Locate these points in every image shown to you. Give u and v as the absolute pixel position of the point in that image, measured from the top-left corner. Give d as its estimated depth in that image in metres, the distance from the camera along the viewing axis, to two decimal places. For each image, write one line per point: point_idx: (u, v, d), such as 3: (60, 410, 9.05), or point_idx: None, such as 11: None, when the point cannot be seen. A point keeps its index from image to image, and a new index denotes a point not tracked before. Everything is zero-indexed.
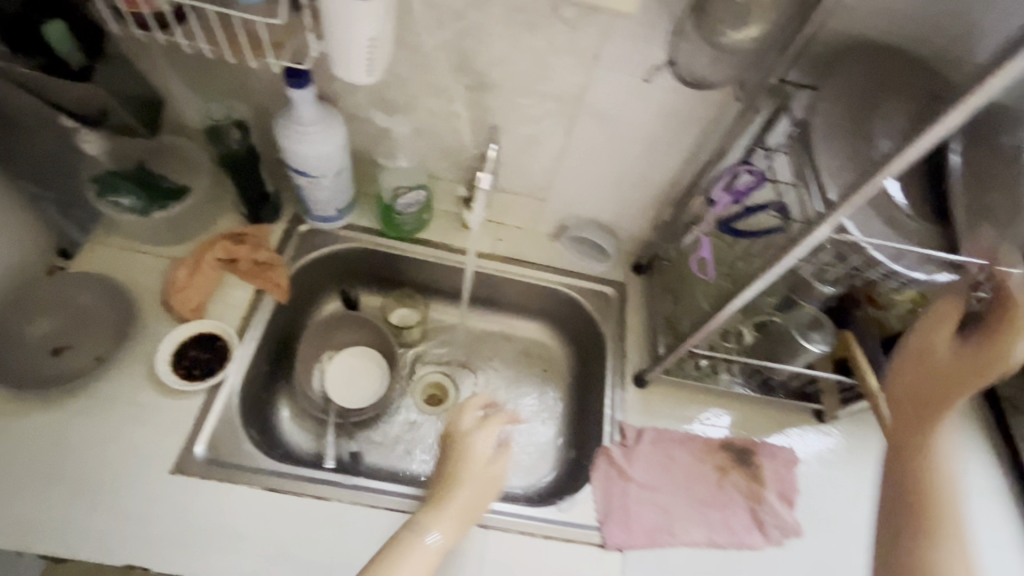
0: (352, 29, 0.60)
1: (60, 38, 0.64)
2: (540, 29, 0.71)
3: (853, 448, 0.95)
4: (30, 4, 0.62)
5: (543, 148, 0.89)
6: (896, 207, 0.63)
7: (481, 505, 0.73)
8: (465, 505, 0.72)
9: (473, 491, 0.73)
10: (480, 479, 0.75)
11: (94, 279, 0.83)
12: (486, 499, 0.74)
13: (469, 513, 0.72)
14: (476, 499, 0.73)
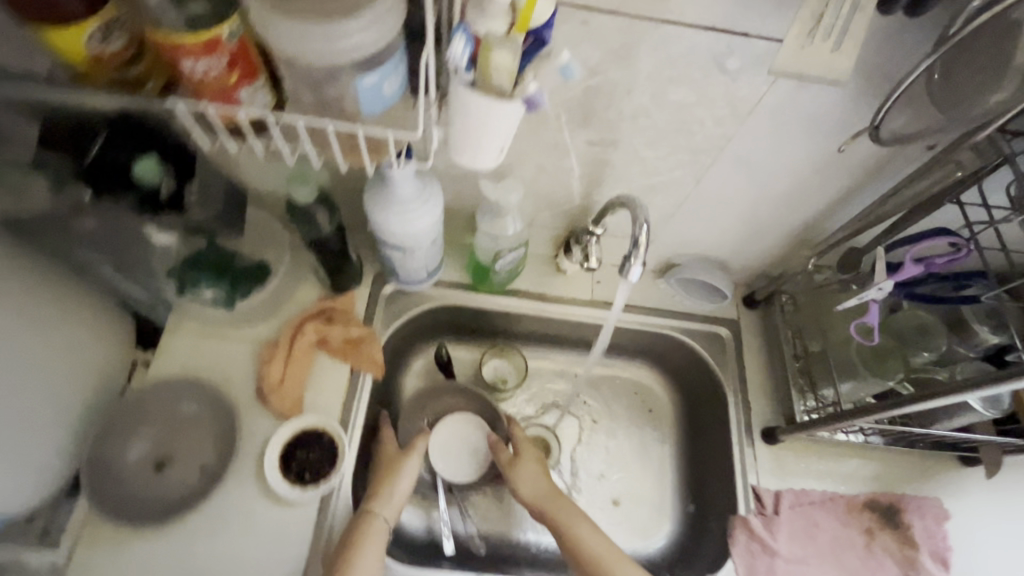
0: (494, 126, 0.49)
1: (150, 175, 0.59)
2: (694, 81, 0.58)
3: (1005, 496, 0.87)
4: (116, 142, 0.57)
5: (663, 195, 0.78)
6: None
7: (395, 493, 0.78)
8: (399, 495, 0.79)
9: (398, 485, 0.79)
10: (397, 478, 0.80)
11: (190, 385, 0.79)
12: (401, 489, 0.79)
13: (396, 501, 0.78)
14: (400, 490, 0.79)
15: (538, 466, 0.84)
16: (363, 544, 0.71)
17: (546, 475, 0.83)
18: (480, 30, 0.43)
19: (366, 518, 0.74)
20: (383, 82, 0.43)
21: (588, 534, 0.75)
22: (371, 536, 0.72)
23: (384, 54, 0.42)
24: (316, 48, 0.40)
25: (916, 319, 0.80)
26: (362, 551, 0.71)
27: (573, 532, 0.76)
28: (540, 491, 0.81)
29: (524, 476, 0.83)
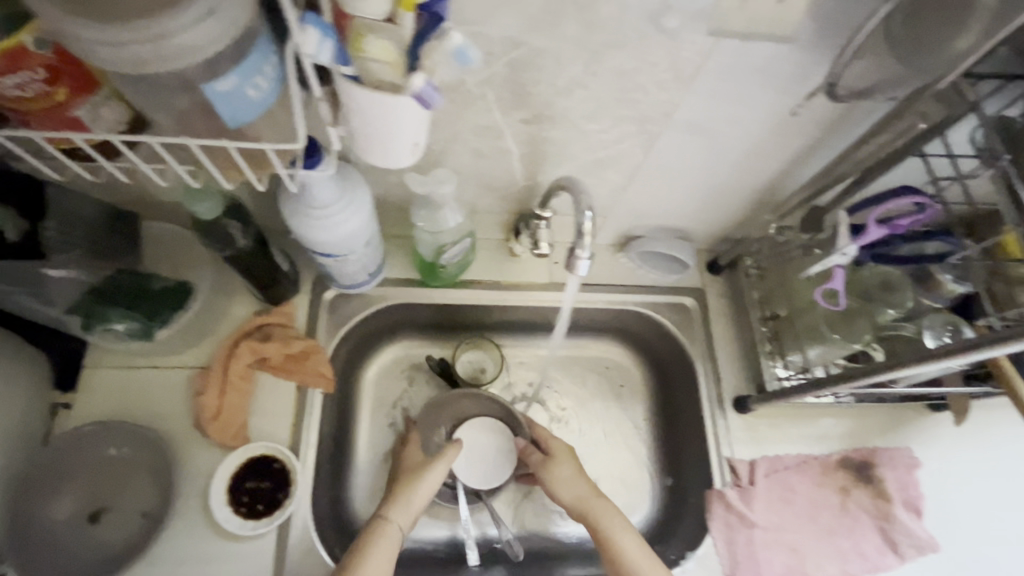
0: (399, 123, 0.42)
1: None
2: (630, 45, 0.51)
3: (975, 439, 0.88)
4: None
5: (613, 169, 0.72)
6: None
7: (412, 499, 0.73)
8: (417, 503, 0.74)
9: (417, 491, 0.74)
10: (417, 484, 0.75)
11: (116, 428, 0.71)
12: (422, 495, 0.74)
13: (411, 509, 0.73)
14: (416, 498, 0.74)
15: (573, 467, 0.79)
16: (369, 550, 0.67)
17: (583, 480, 0.78)
18: (359, 12, 0.37)
19: (380, 527, 0.69)
20: (247, 82, 0.35)
21: (628, 542, 0.71)
22: (378, 541, 0.68)
23: (240, 50, 0.34)
24: (151, 55, 0.32)
25: (881, 275, 0.76)
26: (371, 559, 0.66)
27: (614, 541, 0.71)
28: (580, 492, 0.77)
29: (558, 475, 0.79)
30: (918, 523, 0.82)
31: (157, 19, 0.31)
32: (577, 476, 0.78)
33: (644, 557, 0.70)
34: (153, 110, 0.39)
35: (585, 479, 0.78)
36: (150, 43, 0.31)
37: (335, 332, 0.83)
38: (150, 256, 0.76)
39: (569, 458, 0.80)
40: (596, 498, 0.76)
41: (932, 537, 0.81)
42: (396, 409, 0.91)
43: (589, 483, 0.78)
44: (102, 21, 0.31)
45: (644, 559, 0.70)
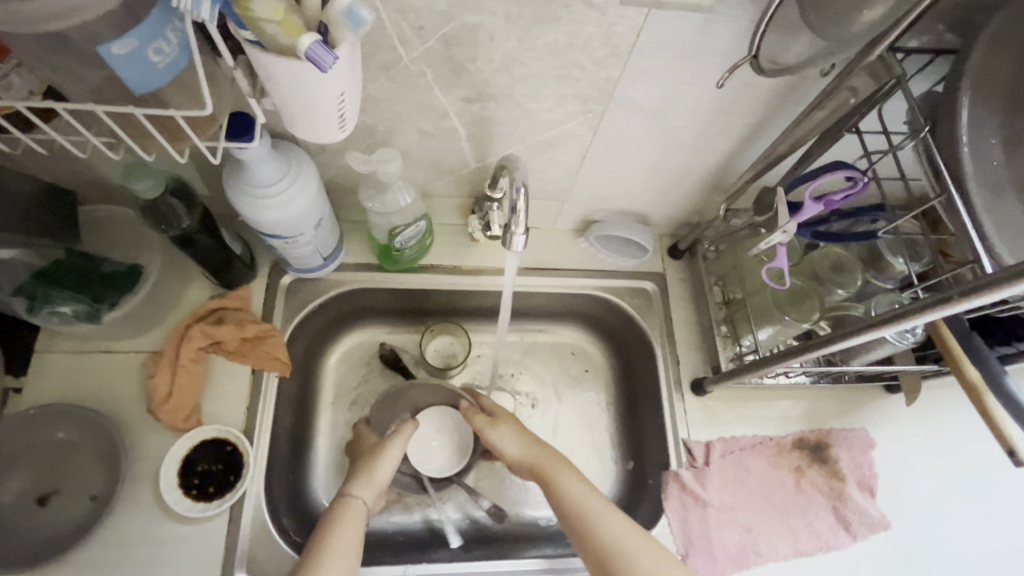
0: (318, 94, 0.42)
1: None
2: (560, 20, 0.52)
3: (928, 419, 0.89)
4: None
5: (564, 151, 0.72)
6: None
7: (375, 477, 0.73)
8: (380, 481, 0.74)
9: (379, 469, 0.74)
10: (376, 464, 0.75)
11: (65, 411, 0.71)
12: (381, 473, 0.74)
13: (375, 485, 0.73)
14: (381, 476, 0.74)
15: (513, 427, 0.78)
16: (336, 525, 0.66)
17: (524, 436, 0.76)
18: None
19: (344, 502, 0.69)
20: (146, 45, 0.35)
21: (570, 484, 0.68)
22: (345, 517, 0.67)
23: (139, 13, 0.34)
24: (42, 12, 0.32)
25: (832, 256, 0.78)
26: (336, 532, 0.65)
27: (556, 486, 0.69)
28: (524, 448, 0.74)
29: (501, 435, 0.77)
30: (869, 502, 0.83)
31: None
32: (519, 434, 0.76)
33: (582, 494, 0.67)
34: (62, 79, 0.39)
35: (530, 434, 0.76)
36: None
37: (291, 316, 0.83)
38: (102, 242, 0.75)
39: (512, 419, 0.80)
40: (540, 450, 0.73)
41: (883, 516, 0.82)
42: (357, 394, 0.91)
43: (532, 437, 0.76)
44: None
45: (585, 498, 0.67)
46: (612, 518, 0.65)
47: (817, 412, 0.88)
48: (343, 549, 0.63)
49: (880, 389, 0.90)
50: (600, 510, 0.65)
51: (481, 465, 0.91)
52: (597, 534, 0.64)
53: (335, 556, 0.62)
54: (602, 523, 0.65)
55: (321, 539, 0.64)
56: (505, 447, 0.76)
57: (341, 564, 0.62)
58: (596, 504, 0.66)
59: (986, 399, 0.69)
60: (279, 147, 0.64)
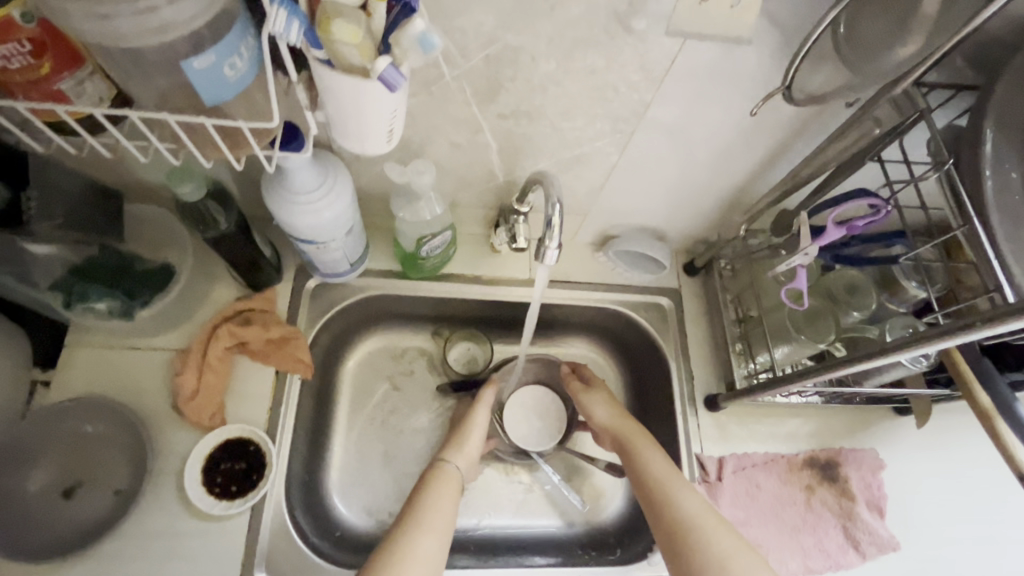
0: (372, 110, 0.43)
1: None
2: (598, 44, 0.54)
3: (936, 441, 0.90)
4: None
5: (591, 167, 0.74)
6: None
7: (466, 447, 0.81)
8: (472, 450, 0.81)
9: (473, 438, 0.82)
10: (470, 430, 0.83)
11: (94, 406, 0.72)
12: (473, 441, 0.82)
13: (466, 454, 0.80)
14: (473, 445, 0.82)
15: (607, 396, 0.85)
16: (432, 484, 0.74)
17: (615, 409, 0.83)
18: None
19: (441, 466, 0.77)
20: (223, 61, 0.36)
21: (652, 458, 0.75)
22: (440, 478, 0.75)
23: (221, 31, 0.37)
24: (136, 28, 0.34)
25: (847, 278, 0.79)
26: (432, 493, 0.72)
27: (639, 459, 0.76)
28: (615, 416, 0.82)
29: (596, 402, 0.85)
30: (879, 522, 0.84)
31: None
32: (611, 404, 0.84)
33: (662, 470, 0.73)
34: (137, 88, 0.40)
35: (621, 408, 0.84)
36: (134, 14, 0.34)
37: (315, 319, 0.85)
38: (136, 240, 0.77)
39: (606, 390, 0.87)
40: (625, 424, 0.81)
41: (892, 536, 0.83)
42: (374, 399, 0.92)
43: (622, 410, 0.83)
44: None
45: (665, 472, 0.73)
46: (688, 492, 0.70)
47: (827, 431, 0.89)
48: (440, 506, 0.70)
49: (889, 411, 0.91)
50: (678, 486, 0.71)
51: (496, 471, 0.92)
52: (675, 504, 0.69)
53: (432, 512, 0.69)
54: (679, 494, 0.70)
55: (419, 497, 0.71)
56: (597, 411, 0.84)
57: (438, 518, 0.69)
58: (676, 480, 0.71)
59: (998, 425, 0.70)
60: (318, 155, 0.65)
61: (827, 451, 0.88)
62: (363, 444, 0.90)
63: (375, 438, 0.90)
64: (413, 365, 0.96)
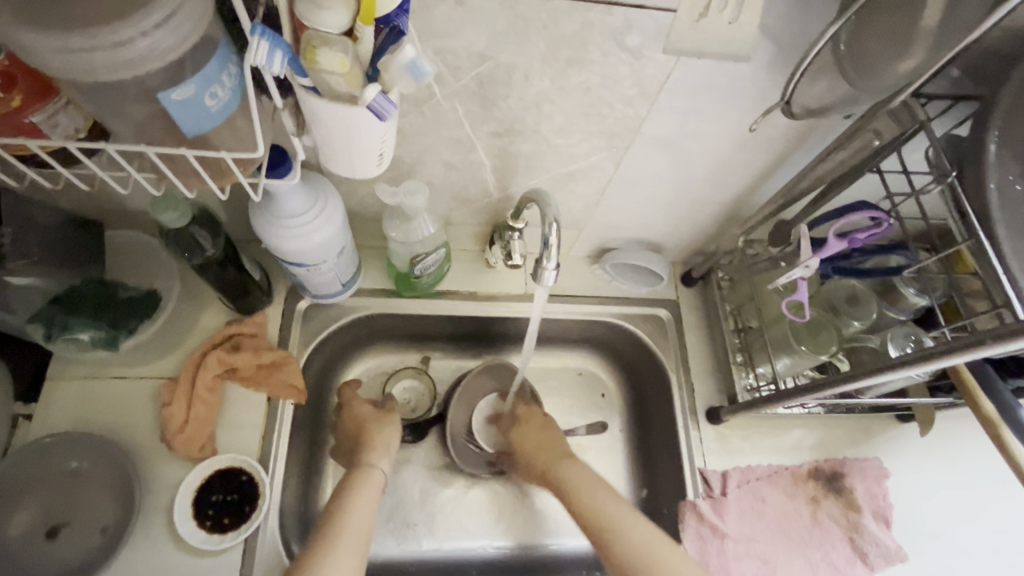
0: (360, 135, 0.41)
1: None
2: (593, 62, 0.53)
3: (941, 447, 0.90)
4: None
5: (585, 182, 0.73)
6: None
7: (389, 446, 0.78)
8: (389, 452, 0.78)
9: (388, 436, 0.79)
10: (383, 431, 0.80)
11: (77, 440, 0.69)
12: (390, 441, 0.79)
13: (388, 456, 0.77)
14: (391, 445, 0.79)
15: (539, 424, 0.86)
16: (354, 490, 0.70)
17: (549, 444, 0.83)
18: (314, 24, 0.35)
19: (364, 470, 0.73)
20: (203, 91, 0.35)
21: (599, 494, 0.73)
22: (361, 483, 0.71)
23: (201, 62, 0.35)
24: (110, 63, 0.32)
25: (847, 288, 0.79)
26: (352, 501, 0.68)
27: (579, 491, 0.74)
28: (547, 448, 0.83)
29: (525, 429, 0.86)
30: (886, 533, 0.83)
31: (117, 26, 0.32)
32: (546, 435, 0.84)
33: (604, 503, 0.72)
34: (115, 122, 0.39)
35: (552, 434, 0.84)
36: (107, 49, 0.32)
37: (307, 342, 0.82)
38: (119, 267, 0.74)
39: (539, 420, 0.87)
40: (558, 455, 0.81)
41: (900, 547, 0.82)
42: None
43: (554, 438, 0.84)
44: (55, 29, 0.31)
45: (612, 507, 0.71)
46: (645, 528, 0.68)
47: (830, 441, 0.88)
48: (360, 514, 0.67)
49: (892, 418, 0.90)
50: (628, 521, 0.69)
51: (494, 489, 0.91)
52: (625, 540, 0.67)
53: (352, 522, 0.65)
54: (624, 530, 0.68)
55: (339, 506, 0.67)
56: (526, 436, 0.85)
57: (358, 530, 0.65)
58: (625, 514, 0.70)
59: (1003, 432, 0.69)
60: (306, 177, 0.64)
61: (830, 463, 0.87)
62: None
63: None
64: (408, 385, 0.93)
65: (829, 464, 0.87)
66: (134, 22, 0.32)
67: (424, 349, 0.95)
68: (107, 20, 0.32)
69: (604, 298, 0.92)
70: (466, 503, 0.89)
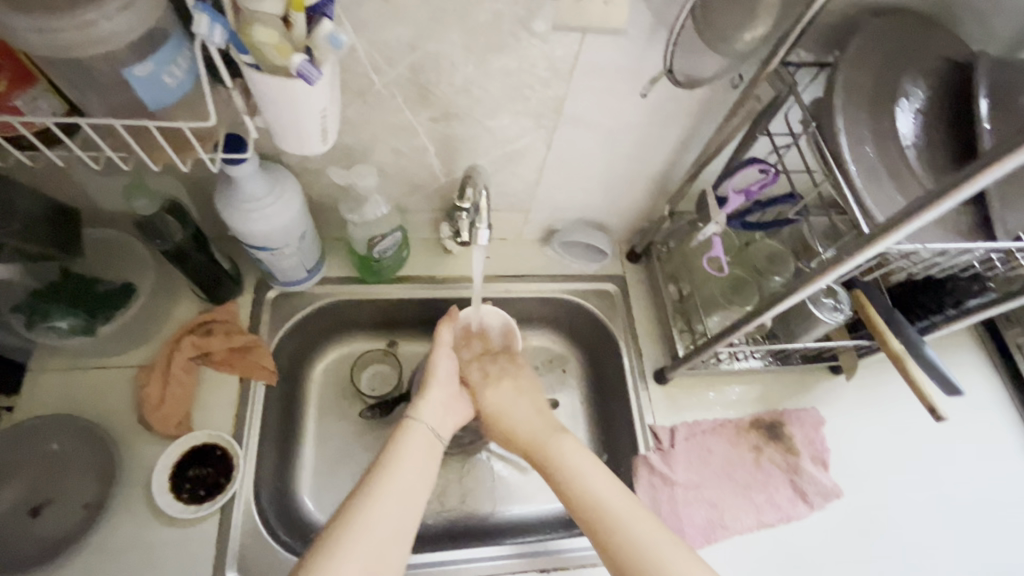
0: (300, 110, 0.48)
1: None
2: (508, 48, 0.61)
3: (872, 394, 0.97)
4: None
5: (522, 163, 0.80)
6: (902, 158, 0.56)
7: (433, 403, 0.78)
8: (437, 406, 0.78)
9: (436, 394, 0.79)
10: (431, 388, 0.79)
11: (59, 423, 0.74)
12: (437, 397, 0.79)
13: (434, 412, 0.77)
14: (435, 403, 0.78)
15: (512, 388, 0.83)
16: (399, 444, 0.71)
17: (532, 411, 0.80)
18: (251, 6, 0.42)
19: (407, 426, 0.73)
20: (161, 70, 0.42)
21: (591, 479, 0.70)
22: (410, 441, 0.71)
23: (158, 43, 0.42)
24: (79, 41, 0.40)
25: (768, 249, 0.87)
26: (402, 460, 0.69)
27: (573, 472, 0.71)
28: (509, 409, 0.81)
29: (495, 394, 0.82)
30: (823, 474, 0.90)
31: (86, 10, 0.39)
32: (523, 402, 0.81)
33: (605, 494, 0.69)
34: (87, 100, 0.46)
35: (522, 393, 0.82)
36: (76, 29, 0.39)
37: (277, 327, 0.88)
38: (97, 262, 0.80)
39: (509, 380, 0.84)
40: (542, 425, 0.78)
41: (835, 485, 0.89)
42: (342, 403, 0.96)
43: (533, 401, 0.81)
44: (33, 13, 0.39)
45: (578, 460, 0.72)
46: (641, 518, 0.67)
47: (771, 396, 0.96)
48: (408, 474, 0.68)
49: (825, 372, 0.98)
50: (624, 509, 0.67)
51: (463, 460, 0.96)
52: (582, 492, 0.69)
53: (396, 485, 0.66)
54: (584, 481, 0.70)
55: (382, 461, 0.69)
56: (503, 404, 0.81)
57: (399, 495, 0.65)
58: (620, 502, 0.68)
59: (908, 364, 0.75)
60: (267, 167, 0.71)
61: (771, 414, 0.94)
62: (333, 447, 0.92)
63: (344, 442, 0.93)
64: (376, 368, 0.97)
65: (770, 414, 0.94)
66: (99, 8, 0.39)
67: (392, 335, 1.01)
68: (76, 6, 0.39)
69: (555, 276, 0.99)
70: (435, 475, 0.94)
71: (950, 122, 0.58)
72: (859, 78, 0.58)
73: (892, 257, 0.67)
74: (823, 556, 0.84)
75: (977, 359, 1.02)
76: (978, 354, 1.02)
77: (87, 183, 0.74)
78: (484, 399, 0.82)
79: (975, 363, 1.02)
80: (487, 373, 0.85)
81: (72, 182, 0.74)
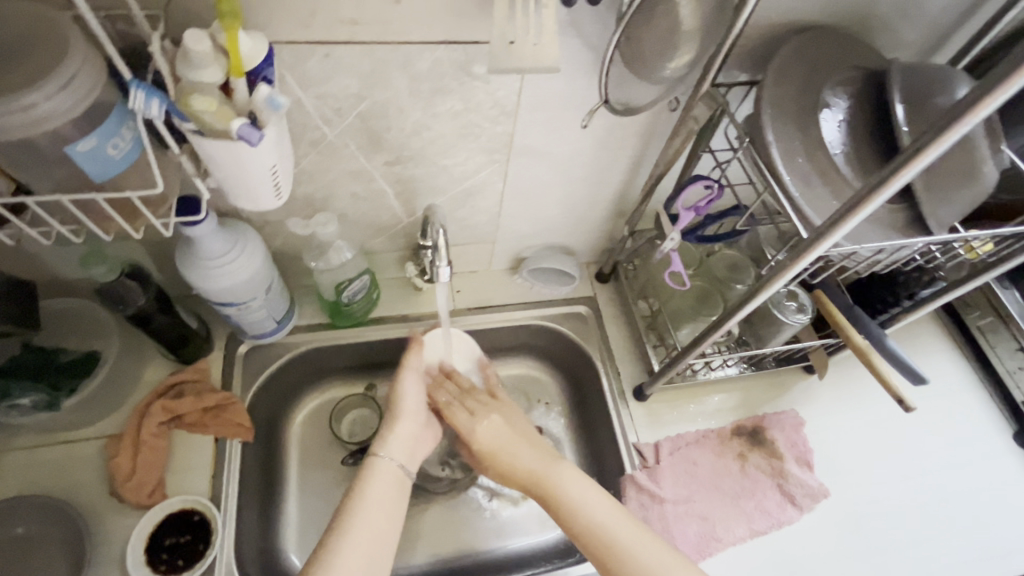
0: (250, 170, 0.49)
1: None
2: (453, 91, 0.64)
3: (846, 390, 0.99)
4: None
5: (482, 198, 0.82)
6: (835, 163, 0.59)
7: (400, 437, 0.75)
8: (405, 439, 0.76)
9: (403, 428, 0.76)
10: (398, 421, 0.76)
11: (25, 504, 0.71)
12: (405, 429, 0.76)
13: (403, 446, 0.75)
14: (404, 436, 0.75)
15: (503, 419, 0.81)
16: (364, 485, 0.69)
17: (526, 442, 0.78)
18: (190, 78, 0.44)
19: (371, 464, 0.71)
20: (106, 142, 0.43)
21: (599, 509, 0.69)
22: (376, 479, 0.70)
23: (100, 117, 0.43)
24: (22, 121, 0.41)
25: (728, 258, 0.90)
26: (366, 500, 0.68)
27: (573, 506, 0.70)
28: (505, 440, 0.78)
29: (487, 429, 0.80)
30: (808, 475, 0.90)
31: (28, 93, 0.40)
32: (516, 435, 0.79)
33: (618, 524, 0.68)
34: (34, 177, 0.46)
35: (508, 424, 0.80)
36: (17, 111, 0.40)
37: (251, 381, 0.86)
38: (60, 335, 0.78)
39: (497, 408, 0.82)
40: (539, 456, 0.76)
41: (822, 485, 0.90)
42: (324, 452, 0.94)
43: (516, 432, 0.79)
44: None
45: (580, 489, 0.71)
46: (646, 543, 0.67)
47: (748, 403, 0.96)
48: (377, 514, 0.67)
49: (800, 372, 1.00)
50: (627, 541, 0.67)
51: (451, 499, 0.95)
52: (585, 518, 0.69)
53: (361, 533, 0.64)
54: (587, 511, 0.69)
55: (346, 503, 0.67)
56: (497, 443, 0.78)
57: (367, 541, 0.64)
58: (629, 533, 0.67)
59: (874, 359, 0.77)
60: (226, 225, 0.71)
61: (750, 421, 0.95)
62: (316, 499, 0.90)
63: (327, 492, 0.91)
64: (356, 413, 0.96)
65: (749, 421, 0.95)
66: (39, 90, 0.41)
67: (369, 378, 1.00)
68: (17, 89, 0.40)
69: (527, 303, 1.00)
70: (424, 516, 0.93)
71: (876, 126, 0.62)
72: (785, 92, 0.61)
73: (837, 257, 0.70)
74: (818, 558, 0.84)
75: (943, 346, 1.05)
76: (942, 341, 1.05)
77: (45, 253, 0.74)
78: (477, 437, 0.79)
79: (942, 351, 1.04)
80: (471, 406, 0.82)
81: (31, 254, 0.74)
